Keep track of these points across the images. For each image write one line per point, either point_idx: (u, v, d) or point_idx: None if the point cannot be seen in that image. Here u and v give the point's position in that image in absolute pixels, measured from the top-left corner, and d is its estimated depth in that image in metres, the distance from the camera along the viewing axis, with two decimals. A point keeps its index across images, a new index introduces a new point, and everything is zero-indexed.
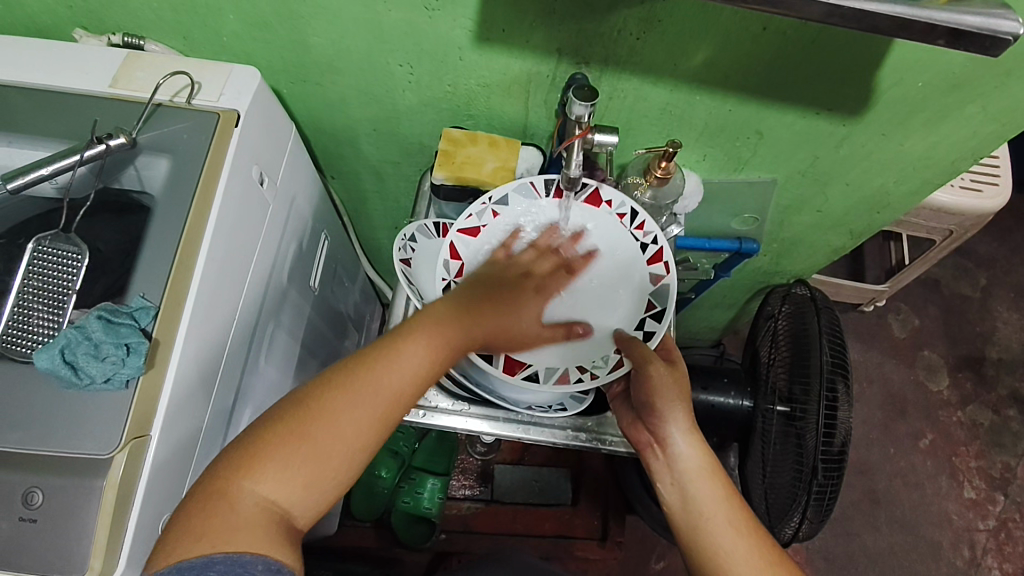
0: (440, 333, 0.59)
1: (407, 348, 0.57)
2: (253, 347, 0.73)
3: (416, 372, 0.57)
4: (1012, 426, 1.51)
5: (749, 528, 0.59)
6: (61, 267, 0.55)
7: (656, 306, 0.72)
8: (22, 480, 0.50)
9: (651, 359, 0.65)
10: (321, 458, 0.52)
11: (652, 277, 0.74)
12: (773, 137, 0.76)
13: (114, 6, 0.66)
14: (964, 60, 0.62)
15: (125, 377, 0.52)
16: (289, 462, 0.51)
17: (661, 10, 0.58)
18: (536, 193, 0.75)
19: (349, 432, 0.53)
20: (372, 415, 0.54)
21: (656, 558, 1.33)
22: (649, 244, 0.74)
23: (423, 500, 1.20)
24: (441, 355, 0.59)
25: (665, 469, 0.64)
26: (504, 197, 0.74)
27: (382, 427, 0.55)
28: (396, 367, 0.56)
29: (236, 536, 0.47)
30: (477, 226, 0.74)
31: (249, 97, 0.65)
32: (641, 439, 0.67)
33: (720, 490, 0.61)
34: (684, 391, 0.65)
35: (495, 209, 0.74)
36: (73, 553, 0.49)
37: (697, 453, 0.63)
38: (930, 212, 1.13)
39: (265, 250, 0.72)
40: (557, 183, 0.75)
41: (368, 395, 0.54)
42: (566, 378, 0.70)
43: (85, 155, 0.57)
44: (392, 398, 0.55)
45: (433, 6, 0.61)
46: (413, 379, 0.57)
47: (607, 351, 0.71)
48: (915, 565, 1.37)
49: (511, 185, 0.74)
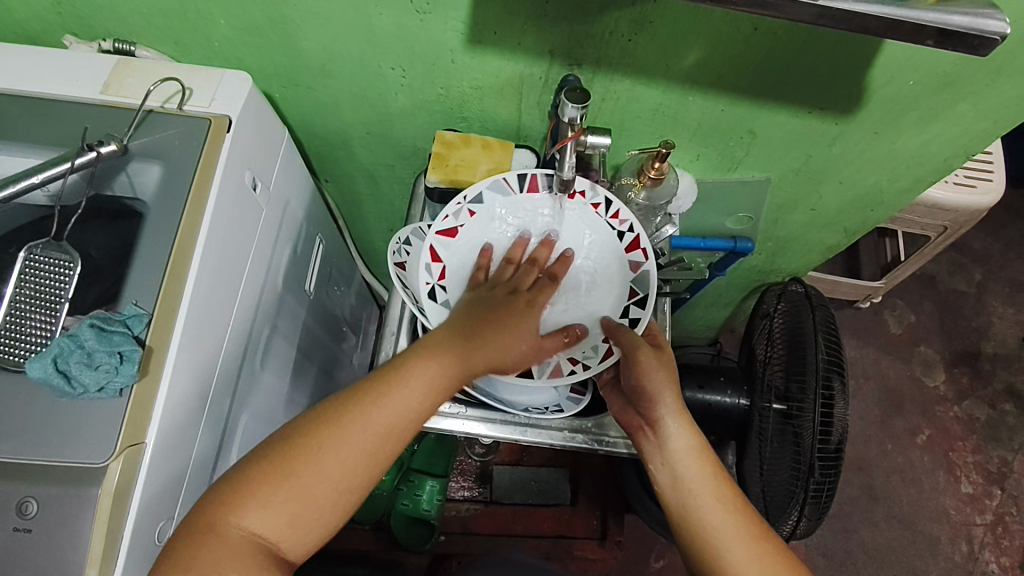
0: (450, 357, 0.58)
1: (406, 377, 0.56)
2: (249, 352, 0.73)
3: (423, 401, 0.56)
4: (1009, 420, 1.52)
5: (739, 506, 0.59)
6: (53, 277, 0.54)
7: (638, 293, 0.73)
8: (18, 489, 0.49)
9: (639, 345, 0.65)
10: (315, 482, 0.52)
11: (632, 265, 0.74)
12: (767, 136, 0.76)
13: (105, 13, 0.65)
14: (954, 59, 0.62)
15: (119, 385, 0.52)
16: (276, 493, 0.52)
17: (651, 13, 0.59)
18: (510, 189, 0.74)
19: (343, 450, 0.53)
20: (370, 442, 0.54)
21: (655, 557, 1.33)
22: (627, 233, 0.74)
23: (422, 501, 1.19)
24: (450, 384, 0.58)
25: (656, 452, 0.63)
26: (479, 195, 0.74)
27: (381, 455, 0.55)
28: (398, 399, 0.55)
29: (223, 568, 0.48)
30: (455, 227, 0.74)
31: (240, 101, 0.65)
32: (633, 423, 0.67)
33: (711, 469, 0.61)
34: (672, 374, 0.65)
35: (471, 208, 0.74)
36: (68, 563, 0.49)
37: (687, 435, 0.62)
38: (925, 208, 1.14)
39: (259, 254, 0.72)
40: (529, 176, 0.74)
41: (360, 429, 0.54)
42: (559, 372, 0.71)
43: (76, 163, 0.56)
44: (387, 432, 0.55)
45: (424, 9, 0.61)
46: (417, 406, 0.56)
47: (596, 341, 0.71)
48: (913, 560, 1.38)
49: (484, 183, 0.73)
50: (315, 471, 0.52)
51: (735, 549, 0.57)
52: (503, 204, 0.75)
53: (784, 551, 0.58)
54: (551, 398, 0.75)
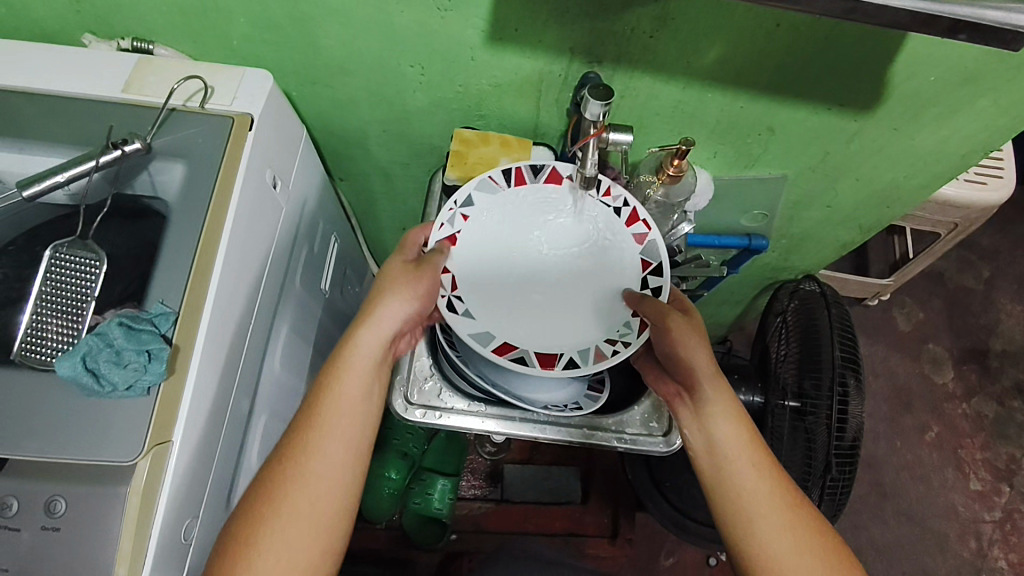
0: (351, 370, 0.62)
1: (325, 409, 0.60)
2: (267, 353, 0.73)
3: (355, 402, 0.62)
4: (1018, 417, 1.52)
5: (771, 473, 0.61)
6: (80, 275, 0.54)
7: (651, 262, 0.71)
8: (47, 488, 0.50)
9: (668, 314, 0.65)
10: (289, 525, 0.56)
11: (637, 237, 0.72)
12: (785, 133, 0.76)
13: (124, 11, 0.65)
14: (976, 54, 0.62)
15: (146, 384, 0.52)
16: (261, 549, 0.54)
17: (674, 9, 0.59)
18: (497, 186, 0.73)
19: (329, 472, 0.58)
20: (339, 457, 0.60)
21: (665, 555, 1.34)
22: (622, 208, 0.73)
23: (434, 500, 1.18)
24: (363, 393, 0.62)
25: (691, 416, 0.65)
26: (469, 198, 0.72)
27: (338, 477, 0.59)
28: (342, 406, 0.61)
29: None
30: (452, 233, 0.71)
31: (261, 100, 0.65)
32: (670, 391, 0.69)
33: (744, 435, 0.63)
34: (704, 339, 0.66)
35: (463, 213, 0.71)
36: (96, 561, 0.49)
37: (721, 395, 0.64)
38: (937, 205, 1.13)
39: (278, 252, 0.72)
40: (513, 168, 0.74)
41: (305, 465, 0.58)
42: (603, 355, 0.68)
43: (100, 161, 0.56)
44: (329, 457, 0.59)
45: (446, 7, 0.61)
46: (347, 424, 0.61)
47: (626, 317, 0.69)
48: (923, 558, 1.38)
49: (471, 183, 0.72)
50: (302, 504, 0.57)
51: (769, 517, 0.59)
52: (494, 200, 0.72)
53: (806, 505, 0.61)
54: (569, 396, 0.75)
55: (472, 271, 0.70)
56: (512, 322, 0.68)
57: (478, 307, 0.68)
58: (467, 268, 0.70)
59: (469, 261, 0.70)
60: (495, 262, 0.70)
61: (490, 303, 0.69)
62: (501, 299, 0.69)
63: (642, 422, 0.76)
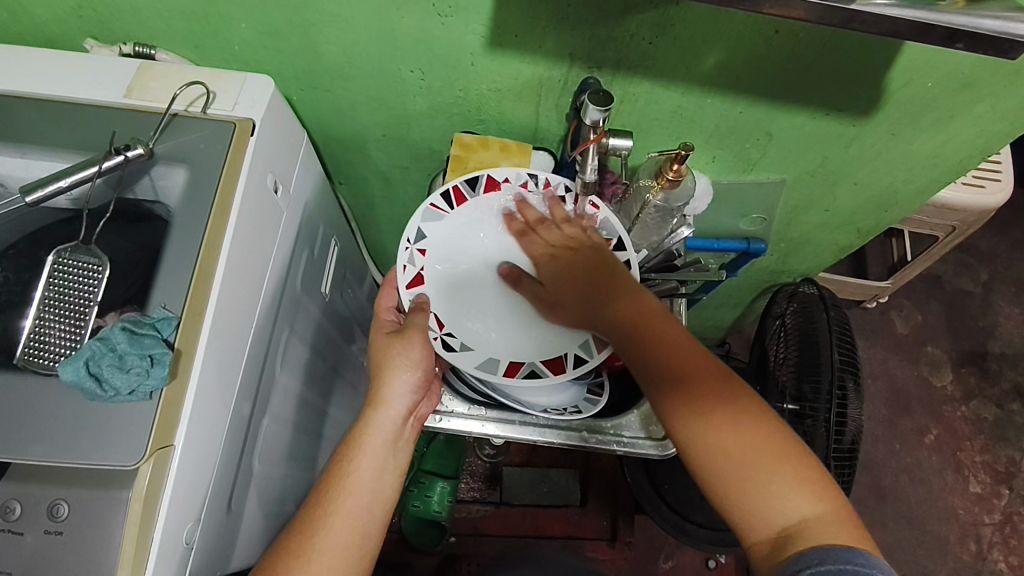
0: (370, 446, 0.62)
1: (348, 483, 0.60)
2: (269, 357, 0.73)
3: (375, 477, 0.61)
4: (1016, 419, 1.53)
5: (693, 395, 0.60)
6: (82, 278, 0.55)
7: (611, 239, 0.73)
8: (50, 493, 0.51)
9: (524, 283, 0.71)
10: None
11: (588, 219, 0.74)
12: (784, 138, 0.77)
13: (126, 17, 0.66)
14: (974, 61, 0.62)
15: (150, 388, 0.52)
16: None
17: (674, 15, 0.59)
18: (442, 213, 0.72)
19: (334, 553, 0.57)
20: (346, 539, 0.58)
21: (664, 558, 1.34)
22: (565, 196, 0.75)
23: (432, 503, 1.16)
24: (386, 466, 0.62)
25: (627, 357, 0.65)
26: (421, 232, 0.72)
27: (358, 549, 0.59)
28: (354, 486, 0.60)
29: None
30: (417, 272, 0.71)
31: (262, 105, 0.66)
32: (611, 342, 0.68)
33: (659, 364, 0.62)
34: (567, 284, 0.69)
35: (419, 248, 0.71)
36: (100, 561, 0.49)
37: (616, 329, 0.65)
38: (935, 209, 1.14)
39: (279, 256, 0.72)
40: (450, 190, 0.73)
41: (321, 537, 0.58)
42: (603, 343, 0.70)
43: (103, 167, 0.56)
44: (346, 529, 0.59)
45: (446, 13, 0.62)
46: (367, 495, 0.60)
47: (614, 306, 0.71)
48: (923, 560, 1.38)
49: (416, 217, 0.72)
50: None
51: (736, 438, 0.58)
52: (445, 228, 0.72)
53: (742, 423, 0.59)
54: (569, 400, 0.75)
55: (449, 301, 0.70)
56: (508, 343, 0.70)
57: (467, 336, 0.69)
58: (443, 306, 0.70)
59: (441, 296, 0.70)
60: (469, 287, 0.72)
61: (477, 331, 0.70)
62: (480, 320, 0.70)
63: (640, 425, 0.76)
